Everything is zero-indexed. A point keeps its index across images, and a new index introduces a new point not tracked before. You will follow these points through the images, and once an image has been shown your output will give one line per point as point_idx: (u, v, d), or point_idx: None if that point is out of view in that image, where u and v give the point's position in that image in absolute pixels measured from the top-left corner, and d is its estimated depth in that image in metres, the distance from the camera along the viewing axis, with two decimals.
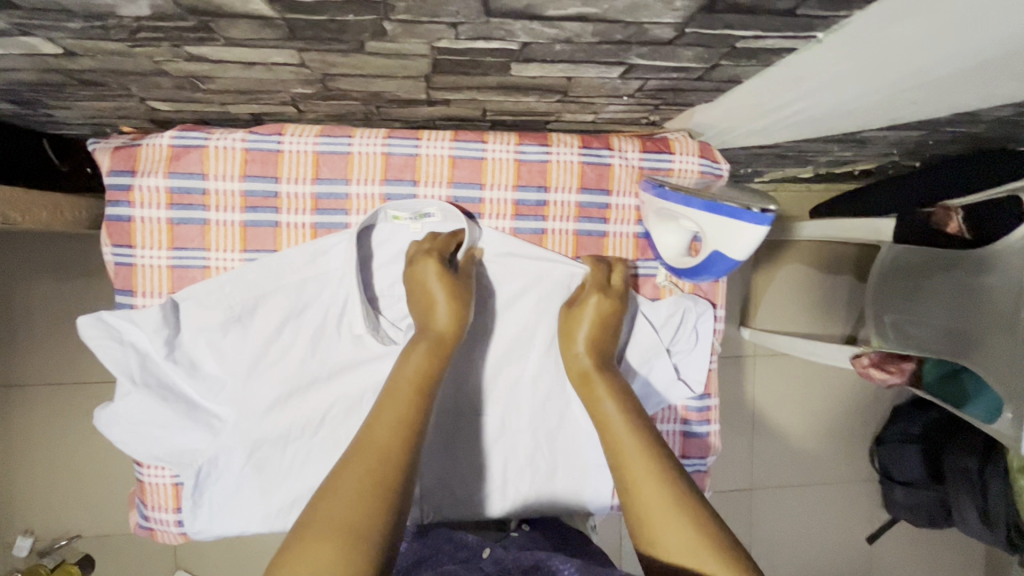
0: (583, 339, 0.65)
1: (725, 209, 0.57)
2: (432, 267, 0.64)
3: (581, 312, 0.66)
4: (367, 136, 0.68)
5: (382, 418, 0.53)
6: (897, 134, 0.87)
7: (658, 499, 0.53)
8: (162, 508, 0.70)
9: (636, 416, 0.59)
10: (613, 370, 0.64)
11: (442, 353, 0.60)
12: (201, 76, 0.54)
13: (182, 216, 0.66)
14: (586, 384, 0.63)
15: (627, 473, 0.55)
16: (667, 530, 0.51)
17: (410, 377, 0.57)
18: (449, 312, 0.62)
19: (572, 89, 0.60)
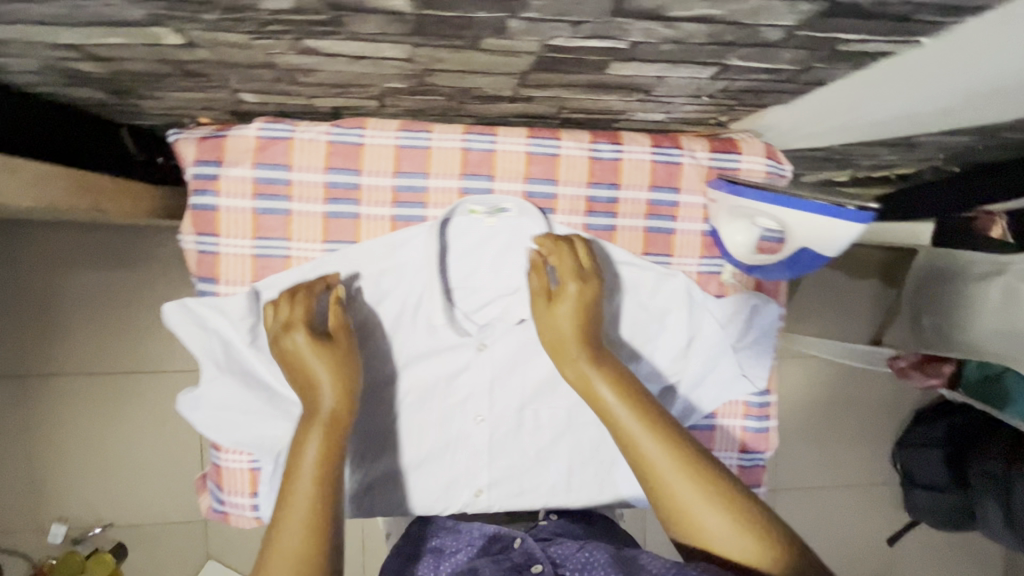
0: (580, 336, 0.64)
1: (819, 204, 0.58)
2: (297, 341, 0.62)
3: (563, 305, 0.65)
4: (446, 132, 0.69)
5: (296, 510, 0.55)
6: (947, 140, 0.89)
7: (685, 497, 0.57)
8: (239, 492, 0.71)
9: (648, 419, 0.60)
10: (618, 366, 0.64)
11: (337, 420, 0.60)
12: (305, 69, 0.55)
13: (267, 206, 0.67)
14: (587, 384, 0.63)
15: (654, 476, 0.58)
16: (702, 519, 0.56)
17: (309, 472, 0.57)
18: (330, 388, 0.61)
19: (657, 89, 0.61)
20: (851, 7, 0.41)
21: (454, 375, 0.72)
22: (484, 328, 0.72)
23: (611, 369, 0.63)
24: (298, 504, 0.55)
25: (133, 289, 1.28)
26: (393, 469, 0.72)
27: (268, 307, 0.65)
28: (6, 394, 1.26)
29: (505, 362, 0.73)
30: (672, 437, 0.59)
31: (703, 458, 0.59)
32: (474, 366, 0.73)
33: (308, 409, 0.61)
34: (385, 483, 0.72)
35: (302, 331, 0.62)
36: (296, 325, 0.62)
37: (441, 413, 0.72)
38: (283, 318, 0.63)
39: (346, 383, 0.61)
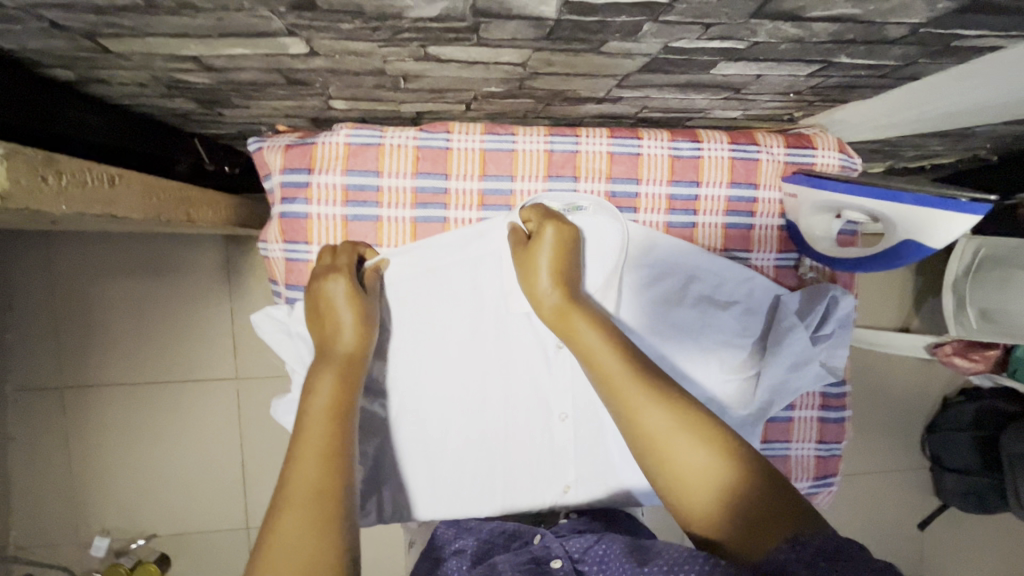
0: (558, 281, 0.64)
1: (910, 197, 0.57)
2: (335, 283, 0.61)
3: (541, 245, 0.64)
4: (530, 134, 0.70)
5: (308, 448, 0.51)
6: (1001, 130, 0.91)
7: (663, 430, 0.53)
8: None
9: (625, 356, 0.58)
10: (597, 312, 0.62)
11: (353, 365, 0.59)
12: (412, 75, 0.55)
13: (357, 212, 0.67)
14: (566, 323, 0.61)
15: (630, 410, 0.55)
16: (681, 452, 0.52)
17: (325, 408, 0.54)
18: (353, 330, 0.61)
19: (749, 87, 0.62)
20: (988, 3, 0.42)
21: (534, 372, 0.72)
22: None
23: (587, 313, 0.62)
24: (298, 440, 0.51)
25: (176, 298, 1.27)
26: (483, 468, 0.72)
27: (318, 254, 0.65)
28: (48, 406, 1.24)
29: None
30: (652, 374, 0.57)
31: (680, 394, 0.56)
32: (555, 364, 0.72)
33: (323, 352, 0.59)
34: (476, 484, 0.72)
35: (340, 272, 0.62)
36: (335, 267, 0.62)
37: (527, 413, 0.72)
38: (324, 261, 0.64)
39: (366, 329, 0.61)
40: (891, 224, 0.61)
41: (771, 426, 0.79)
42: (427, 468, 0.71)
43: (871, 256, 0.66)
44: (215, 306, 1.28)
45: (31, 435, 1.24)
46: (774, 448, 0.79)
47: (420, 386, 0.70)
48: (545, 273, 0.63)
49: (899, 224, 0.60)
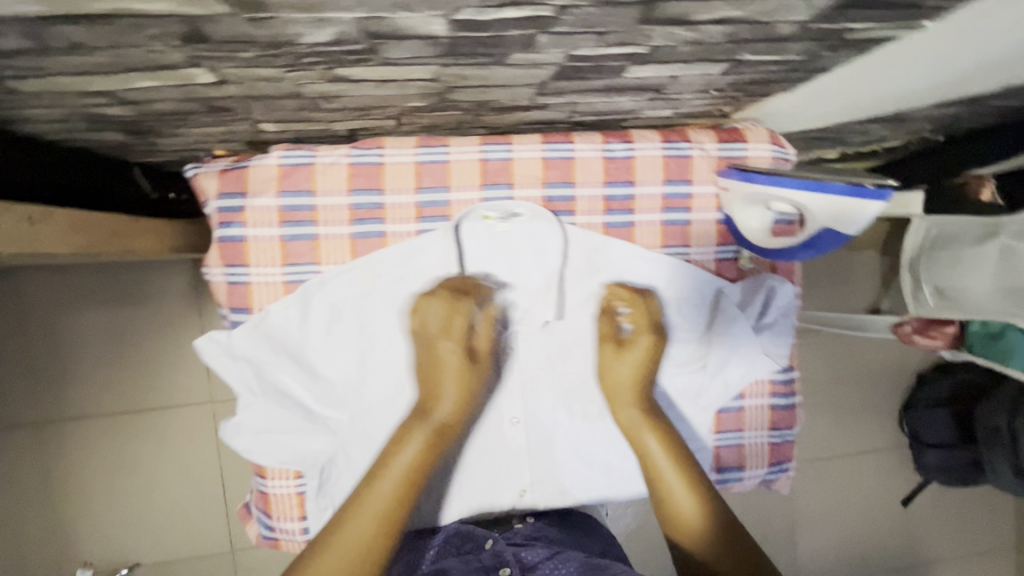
0: (636, 388, 0.71)
1: (828, 184, 0.60)
2: (451, 353, 0.65)
3: (630, 352, 0.71)
4: (463, 145, 0.71)
5: (369, 507, 0.59)
6: (936, 113, 0.93)
7: (689, 516, 0.66)
8: (288, 517, 0.71)
9: (678, 460, 0.69)
10: (663, 417, 0.71)
11: (432, 446, 0.63)
12: (330, 95, 0.56)
13: (294, 232, 0.68)
14: (635, 434, 0.71)
15: (666, 498, 0.68)
16: (695, 536, 0.66)
17: (400, 476, 0.61)
18: (450, 403, 0.65)
19: (668, 87, 0.63)
20: None
21: (481, 381, 0.73)
22: (510, 332, 0.73)
23: (655, 424, 0.70)
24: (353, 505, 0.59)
25: (146, 326, 1.27)
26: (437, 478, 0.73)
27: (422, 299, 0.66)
28: (25, 443, 1.24)
29: (534, 364, 0.74)
30: (696, 482, 0.68)
31: (715, 501, 0.67)
32: (504, 369, 0.73)
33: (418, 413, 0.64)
34: (433, 493, 0.73)
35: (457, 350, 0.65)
36: (447, 340, 0.65)
37: (479, 420, 0.73)
38: (444, 326, 0.66)
39: (465, 400, 0.66)
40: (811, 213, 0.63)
41: (723, 417, 0.80)
42: None
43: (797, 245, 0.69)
44: (187, 330, 1.28)
45: (10, 473, 1.24)
46: (728, 437, 0.80)
47: (370, 399, 0.70)
48: (624, 382, 0.71)
49: (819, 214, 0.63)
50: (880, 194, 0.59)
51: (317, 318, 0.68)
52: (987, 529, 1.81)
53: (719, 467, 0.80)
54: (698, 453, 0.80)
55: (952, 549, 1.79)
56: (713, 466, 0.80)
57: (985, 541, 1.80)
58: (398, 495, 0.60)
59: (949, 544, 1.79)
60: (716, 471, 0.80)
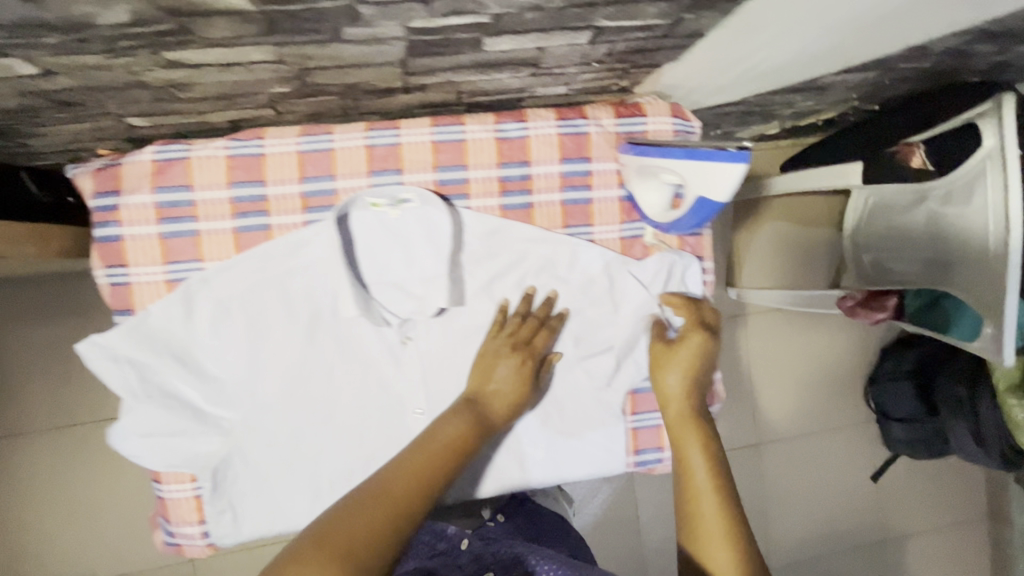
0: (687, 384, 0.73)
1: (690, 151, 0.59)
2: (508, 363, 0.70)
3: (676, 353, 0.73)
4: (348, 131, 0.69)
5: (416, 463, 0.61)
6: (854, 79, 0.91)
7: (707, 511, 0.65)
8: (187, 522, 0.69)
9: (712, 463, 0.68)
10: (708, 425, 0.72)
11: (471, 440, 0.66)
12: (179, 83, 0.54)
13: (173, 229, 0.66)
14: (680, 426, 0.72)
15: (693, 491, 0.67)
16: (709, 530, 0.64)
17: (444, 442, 0.64)
18: (497, 403, 0.69)
19: (544, 61, 0.62)
20: None
21: (380, 372, 0.72)
22: (406, 321, 0.71)
23: (699, 428, 0.71)
24: (402, 467, 0.60)
25: None
26: (340, 474, 0.71)
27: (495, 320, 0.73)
28: None
29: (433, 352, 0.73)
30: (725, 489, 0.67)
31: (738, 511, 0.65)
32: (403, 359, 0.72)
33: (471, 399, 0.69)
34: (338, 489, 0.72)
35: (524, 362, 0.71)
36: (523, 351, 0.71)
37: (382, 410, 0.72)
38: (522, 337, 0.72)
39: (517, 401, 0.70)
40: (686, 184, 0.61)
41: (639, 397, 0.79)
42: (280, 481, 0.70)
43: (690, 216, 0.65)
44: None
45: None
46: (646, 418, 0.79)
47: (264, 395, 0.69)
48: (673, 375, 0.73)
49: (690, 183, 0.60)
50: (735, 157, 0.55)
51: (204, 315, 0.67)
52: (959, 500, 1.80)
53: (637, 449, 0.79)
54: (614, 436, 0.78)
55: (925, 522, 1.77)
56: (630, 448, 0.79)
57: (958, 513, 1.79)
58: (436, 466, 0.61)
59: (922, 517, 1.77)
60: (634, 453, 0.79)
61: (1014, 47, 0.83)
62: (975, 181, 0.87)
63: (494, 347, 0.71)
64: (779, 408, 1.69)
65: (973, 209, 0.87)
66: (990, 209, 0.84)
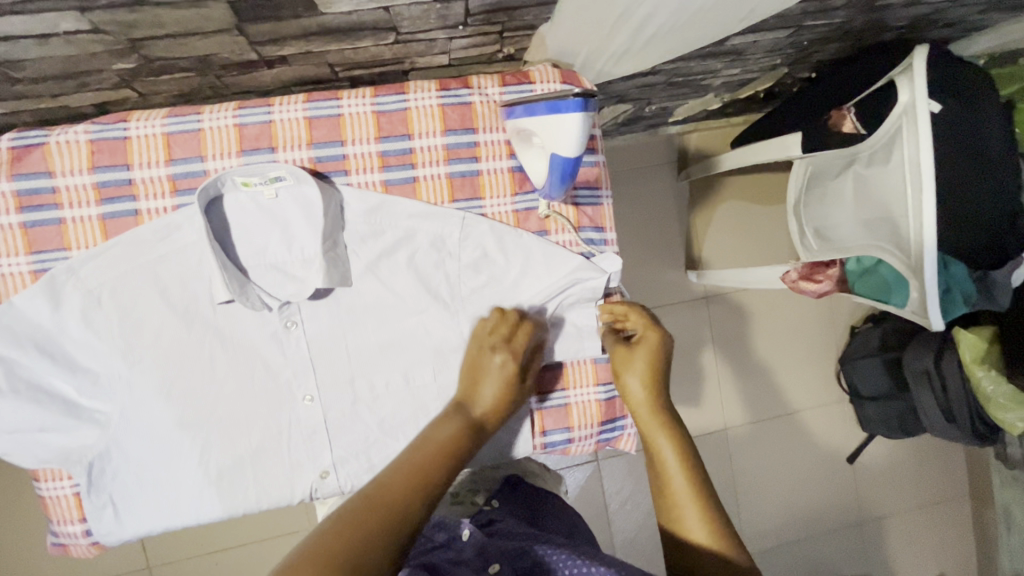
0: (650, 382, 0.70)
1: (540, 104, 0.58)
2: (495, 362, 0.67)
3: (634, 353, 0.71)
4: (216, 111, 0.66)
5: (413, 467, 0.58)
6: (770, 40, 0.88)
7: (688, 512, 0.62)
8: (68, 520, 0.68)
9: (686, 460, 0.65)
10: (675, 415, 0.69)
11: (465, 444, 0.63)
12: (5, 60, 0.52)
13: (36, 218, 0.64)
14: (647, 428, 0.69)
15: (671, 491, 0.64)
16: (693, 533, 0.61)
17: (438, 443, 0.61)
18: (486, 404, 0.66)
19: (400, 24, 0.59)
20: None
21: (265, 359, 0.69)
22: (287, 305, 0.69)
23: (669, 424, 0.68)
24: (397, 469, 0.57)
25: None
26: (226, 467, 0.69)
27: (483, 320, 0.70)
28: None
29: (320, 336, 0.70)
30: (701, 483, 0.64)
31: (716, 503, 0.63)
32: (289, 345, 0.70)
33: (460, 408, 0.66)
34: (225, 483, 0.69)
35: (509, 359, 0.67)
36: (506, 348, 0.67)
37: (268, 399, 0.70)
38: (504, 334, 0.68)
39: (504, 399, 0.67)
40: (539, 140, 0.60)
41: (542, 375, 0.76)
42: (160, 476, 0.67)
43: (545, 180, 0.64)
44: None
45: None
46: (552, 397, 0.76)
47: (142, 386, 0.66)
48: (636, 376, 0.70)
49: (541, 137, 0.60)
50: (575, 107, 0.55)
51: (71, 306, 0.64)
52: (940, 480, 1.74)
53: (544, 430, 0.76)
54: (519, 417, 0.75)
55: (904, 504, 1.72)
56: (535, 430, 0.76)
57: (938, 493, 1.74)
58: (431, 467, 0.59)
59: (901, 499, 1.72)
60: (540, 435, 0.76)
61: None
62: (897, 137, 0.84)
63: (479, 348, 0.68)
64: (749, 392, 1.64)
65: (892, 169, 0.86)
66: (906, 168, 0.83)
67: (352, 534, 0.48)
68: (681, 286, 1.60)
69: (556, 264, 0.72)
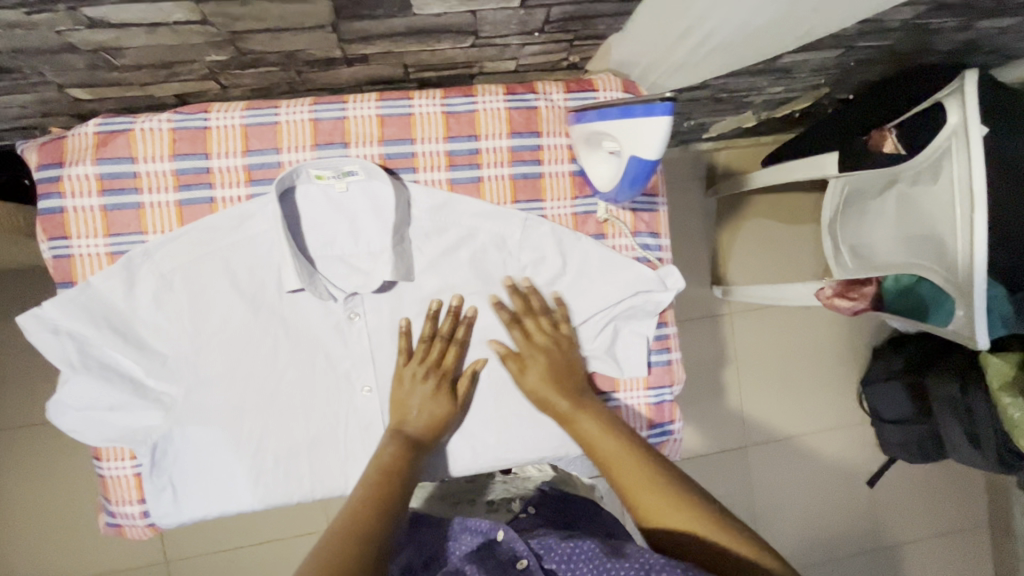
0: (555, 385, 0.69)
1: (621, 107, 0.59)
2: (423, 390, 0.68)
3: (529, 360, 0.70)
4: (293, 105, 0.68)
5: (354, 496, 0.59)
6: (818, 59, 0.90)
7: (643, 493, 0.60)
8: (126, 501, 0.68)
9: (616, 438, 0.65)
10: (593, 404, 0.68)
11: (409, 461, 0.64)
12: (111, 47, 0.55)
13: (116, 201, 0.66)
14: (571, 426, 0.68)
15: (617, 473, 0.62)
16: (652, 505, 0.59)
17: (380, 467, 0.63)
18: (422, 424, 0.68)
19: (481, 28, 0.62)
20: None
21: (326, 350, 0.71)
22: (352, 296, 0.70)
23: (588, 409, 0.68)
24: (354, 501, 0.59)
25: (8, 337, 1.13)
26: (283, 454, 0.70)
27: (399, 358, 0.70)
28: None
29: (381, 329, 0.72)
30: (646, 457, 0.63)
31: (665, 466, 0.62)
32: (351, 336, 0.71)
33: (396, 432, 0.67)
34: (281, 471, 0.70)
35: (440, 385, 0.69)
36: (435, 375, 0.69)
37: (327, 389, 0.70)
38: (431, 359, 0.70)
39: (433, 419, 0.68)
40: (620, 143, 0.62)
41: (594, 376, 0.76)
42: (216, 460, 0.68)
43: (620, 183, 0.66)
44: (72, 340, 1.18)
45: None
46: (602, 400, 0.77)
47: (205, 370, 0.67)
48: (540, 385, 0.69)
49: (624, 141, 0.61)
50: (663, 108, 0.56)
51: (145, 288, 0.66)
52: (959, 507, 1.73)
53: None
54: None
55: (922, 530, 1.70)
56: None
57: (957, 521, 1.72)
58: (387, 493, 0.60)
59: (918, 524, 1.70)
60: None
61: (975, 22, 0.83)
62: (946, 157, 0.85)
63: (408, 374, 0.69)
64: (769, 409, 1.63)
65: (940, 188, 0.88)
66: (954, 188, 0.84)
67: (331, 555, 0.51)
68: (706, 300, 1.60)
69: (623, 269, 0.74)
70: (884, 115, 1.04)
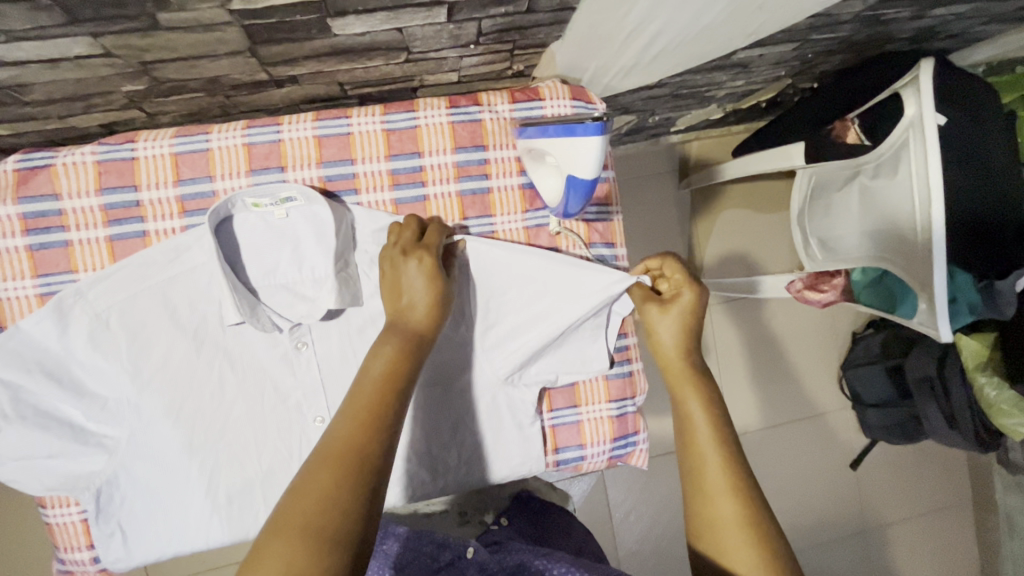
0: (683, 342, 0.66)
1: (561, 127, 0.57)
2: (412, 267, 0.60)
3: (678, 303, 0.67)
4: (225, 130, 0.66)
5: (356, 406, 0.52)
6: (775, 52, 0.88)
7: (713, 484, 0.58)
8: (75, 547, 0.67)
9: (714, 419, 0.62)
10: (709, 380, 0.65)
11: (411, 364, 0.56)
12: (15, 84, 0.52)
13: (42, 241, 0.63)
14: (677, 387, 0.65)
15: (697, 457, 0.60)
16: (715, 499, 0.57)
17: (377, 377, 0.54)
18: (421, 313, 0.60)
19: (412, 44, 0.59)
20: None
21: (274, 382, 0.69)
22: (298, 326, 0.68)
23: (695, 378, 0.65)
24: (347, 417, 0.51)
25: None
26: (236, 492, 0.68)
27: (385, 247, 0.63)
28: None
29: (331, 358, 0.70)
30: (733, 459, 0.59)
31: (751, 480, 0.58)
32: (301, 366, 0.69)
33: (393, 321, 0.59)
34: (233, 507, 0.68)
35: (424, 259, 0.61)
36: (419, 250, 0.62)
37: (278, 423, 0.69)
38: (408, 241, 0.63)
39: (433, 299, 0.60)
40: (559, 160, 0.60)
41: (554, 392, 0.76)
42: (167, 501, 0.66)
43: (563, 199, 0.64)
44: None
45: None
46: (563, 415, 0.76)
47: (151, 410, 0.65)
48: (670, 334, 0.67)
49: (563, 159, 0.59)
50: (593, 129, 0.55)
51: (78, 329, 0.63)
52: (943, 484, 1.74)
53: (556, 447, 0.76)
54: (529, 432, 0.74)
55: (908, 509, 1.71)
56: (548, 448, 0.76)
57: (942, 498, 1.74)
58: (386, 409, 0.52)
59: (902, 504, 1.71)
60: (552, 453, 0.76)
61: (929, 11, 0.81)
62: (905, 149, 0.84)
63: (390, 261, 0.62)
64: (752, 399, 1.63)
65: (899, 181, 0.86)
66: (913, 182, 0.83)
67: (316, 496, 0.46)
68: None
69: (588, 282, 0.70)
70: (845, 105, 1.02)
